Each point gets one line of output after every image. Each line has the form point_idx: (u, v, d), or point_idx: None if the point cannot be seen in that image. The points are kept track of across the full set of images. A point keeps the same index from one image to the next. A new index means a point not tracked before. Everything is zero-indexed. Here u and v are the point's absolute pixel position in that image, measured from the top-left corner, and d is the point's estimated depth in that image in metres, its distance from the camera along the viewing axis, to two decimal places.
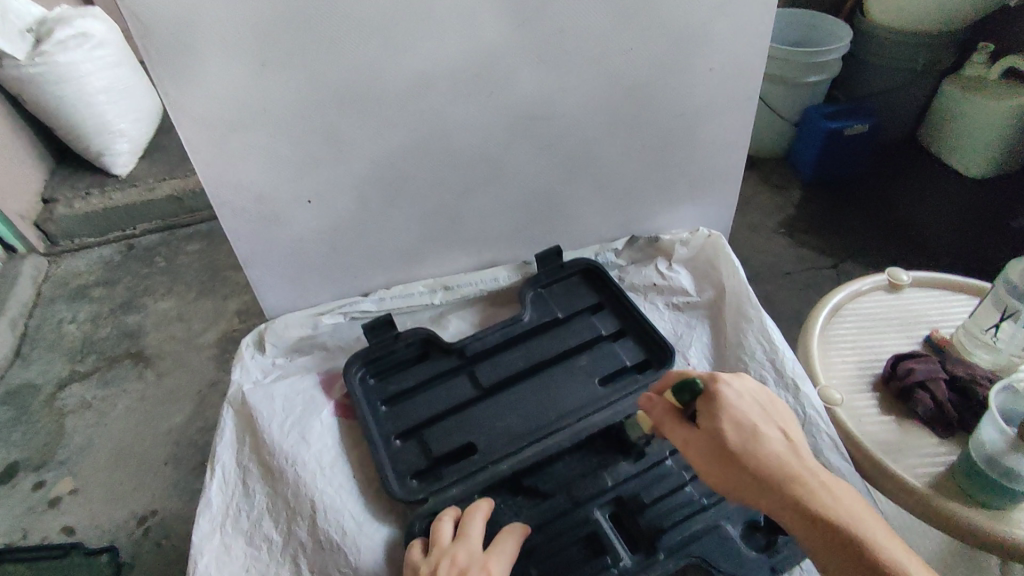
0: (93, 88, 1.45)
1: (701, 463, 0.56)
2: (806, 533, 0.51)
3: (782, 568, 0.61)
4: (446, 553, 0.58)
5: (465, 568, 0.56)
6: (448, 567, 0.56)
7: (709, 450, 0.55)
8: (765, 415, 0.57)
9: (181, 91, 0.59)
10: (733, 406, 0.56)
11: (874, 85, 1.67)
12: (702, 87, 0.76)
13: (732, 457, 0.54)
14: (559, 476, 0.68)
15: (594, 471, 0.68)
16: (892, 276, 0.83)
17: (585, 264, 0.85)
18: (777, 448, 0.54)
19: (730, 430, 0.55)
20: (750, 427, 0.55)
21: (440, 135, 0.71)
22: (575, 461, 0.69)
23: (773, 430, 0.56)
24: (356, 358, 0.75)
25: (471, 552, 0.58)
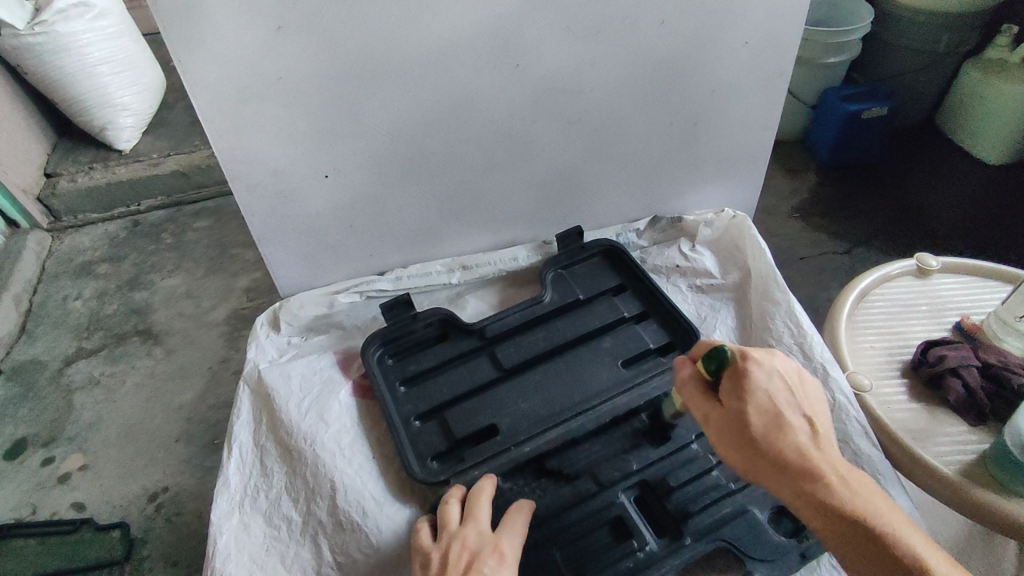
0: (93, 60, 1.42)
1: (719, 440, 0.54)
2: (818, 523, 0.50)
3: (810, 553, 0.61)
4: (455, 537, 0.57)
5: (476, 550, 0.55)
6: (458, 550, 0.55)
7: (727, 427, 0.53)
8: (790, 397, 0.53)
9: (194, 60, 0.56)
10: (758, 386, 0.53)
11: (893, 67, 1.63)
12: (731, 63, 0.74)
13: (751, 439, 0.51)
14: (582, 459, 0.68)
15: (618, 455, 0.68)
16: (922, 262, 0.81)
17: (607, 244, 0.83)
18: (800, 436, 0.51)
19: (751, 411, 0.52)
20: (774, 409, 0.52)
21: (464, 109, 0.68)
22: (598, 445, 0.69)
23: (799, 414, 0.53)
24: (374, 338, 0.74)
25: (480, 533, 0.57)
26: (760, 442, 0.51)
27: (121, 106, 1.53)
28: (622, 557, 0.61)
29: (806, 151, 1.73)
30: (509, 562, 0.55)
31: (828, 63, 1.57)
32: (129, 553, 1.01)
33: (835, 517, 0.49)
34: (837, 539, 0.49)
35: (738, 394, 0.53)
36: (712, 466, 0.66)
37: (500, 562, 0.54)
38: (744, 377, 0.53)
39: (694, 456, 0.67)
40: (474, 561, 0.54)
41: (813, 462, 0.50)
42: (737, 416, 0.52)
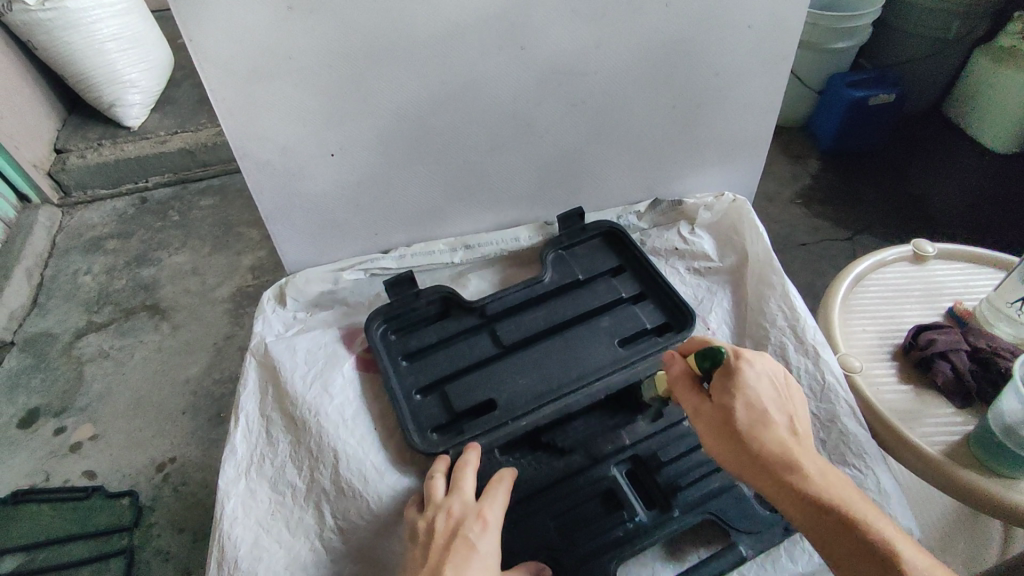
0: (103, 36, 1.43)
1: (709, 436, 0.56)
2: (802, 514, 0.51)
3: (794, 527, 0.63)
4: (440, 508, 0.59)
5: (462, 518, 0.58)
6: (444, 520, 0.58)
7: (715, 422, 0.55)
8: (776, 396, 0.56)
9: (205, 35, 0.57)
10: (748, 384, 0.55)
11: (902, 53, 1.62)
12: (736, 45, 0.74)
13: (738, 433, 0.53)
14: (577, 434, 0.70)
15: (612, 430, 0.70)
16: (918, 248, 0.82)
17: (608, 227, 0.84)
18: (782, 431, 0.54)
19: (739, 406, 0.54)
20: (760, 406, 0.54)
21: (469, 88, 0.69)
22: (593, 421, 0.71)
23: (782, 412, 0.55)
24: (378, 314, 0.75)
25: (465, 503, 0.60)
26: (746, 435, 0.53)
27: (130, 83, 1.54)
28: (613, 526, 0.63)
29: (810, 138, 1.73)
30: (494, 526, 0.57)
31: (836, 48, 1.57)
32: (138, 520, 1.04)
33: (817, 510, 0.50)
34: (821, 531, 0.49)
35: (725, 392, 0.55)
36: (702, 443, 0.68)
37: (484, 527, 0.57)
38: (733, 375, 0.55)
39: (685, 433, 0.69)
40: (459, 529, 0.57)
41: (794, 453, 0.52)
42: (726, 411, 0.54)
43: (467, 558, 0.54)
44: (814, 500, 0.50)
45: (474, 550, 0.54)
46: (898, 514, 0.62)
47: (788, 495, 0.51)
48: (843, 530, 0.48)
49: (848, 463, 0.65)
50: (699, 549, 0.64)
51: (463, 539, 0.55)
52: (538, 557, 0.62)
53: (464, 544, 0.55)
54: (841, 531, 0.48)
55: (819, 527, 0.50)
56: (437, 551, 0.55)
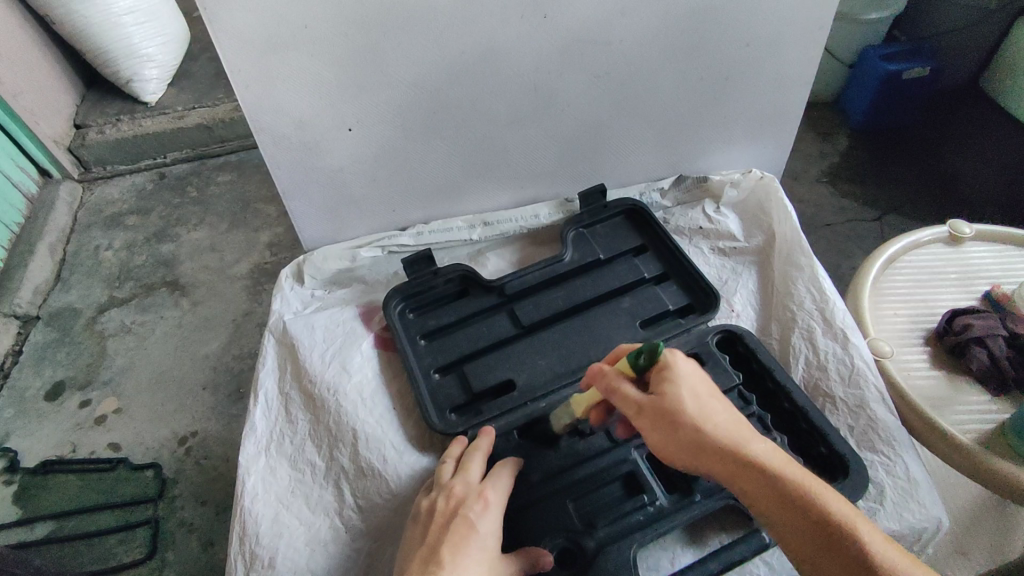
0: (119, 10, 1.43)
1: (651, 434, 0.52)
2: (761, 503, 0.47)
3: None
4: (443, 488, 0.59)
5: (463, 498, 0.57)
6: (445, 499, 0.57)
7: (653, 420, 0.52)
8: (711, 388, 0.53)
9: (219, 6, 0.56)
10: (683, 373, 0.52)
11: (940, 24, 1.55)
12: (769, 15, 0.71)
13: (677, 425, 0.50)
14: None
15: None
16: (953, 229, 0.78)
17: (631, 204, 0.82)
18: (724, 420, 0.51)
19: (680, 397, 0.51)
20: (699, 397, 0.51)
21: (490, 59, 0.67)
22: None
23: (723, 407, 0.52)
24: (395, 293, 0.75)
25: (467, 483, 0.59)
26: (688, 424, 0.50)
27: (147, 59, 1.53)
28: (633, 510, 0.62)
29: (839, 113, 1.67)
30: (495, 507, 0.57)
31: (868, 20, 1.51)
32: (162, 492, 1.06)
33: (780, 499, 0.46)
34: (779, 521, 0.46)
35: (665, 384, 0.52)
36: None
37: (486, 507, 0.56)
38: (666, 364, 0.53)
39: None
40: (460, 508, 0.56)
41: (741, 441, 0.50)
42: (664, 404, 0.51)
43: (466, 538, 0.53)
44: (772, 484, 0.47)
45: (473, 530, 0.54)
46: (927, 504, 0.59)
47: (746, 484, 0.48)
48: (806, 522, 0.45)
49: (877, 450, 0.63)
50: (721, 535, 0.62)
51: (463, 518, 0.55)
52: (558, 540, 0.61)
53: (464, 522, 0.55)
54: (802, 521, 0.45)
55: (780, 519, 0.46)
56: (436, 529, 0.55)
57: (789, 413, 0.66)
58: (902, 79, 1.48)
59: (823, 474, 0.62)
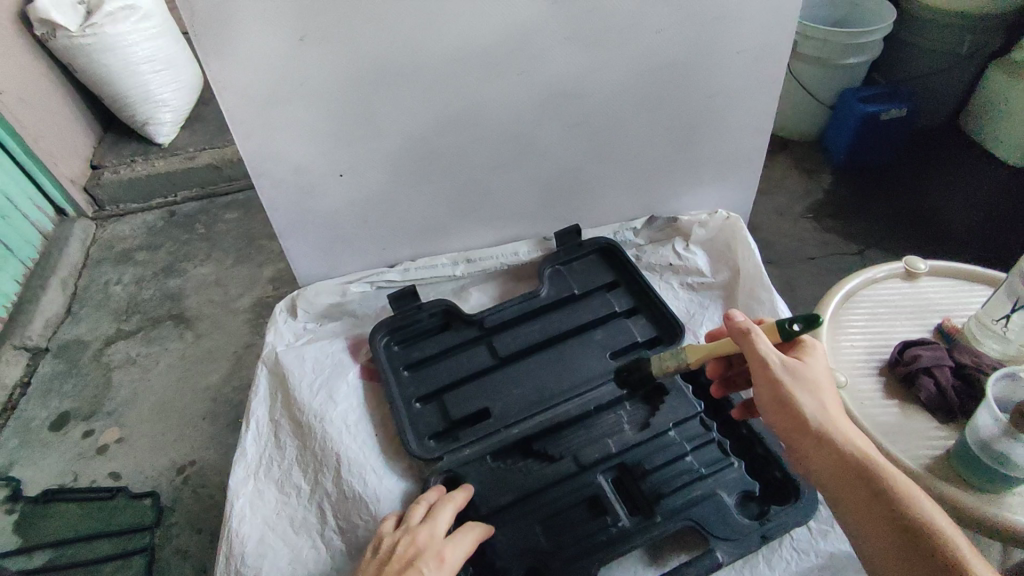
0: (138, 58, 1.52)
1: (763, 391, 0.58)
2: (851, 485, 0.52)
3: (772, 535, 0.64)
4: (409, 532, 0.60)
5: (422, 550, 0.58)
6: (406, 545, 0.59)
7: (777, 375, 0.57)
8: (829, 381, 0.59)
9: (223, 65, 0.62)
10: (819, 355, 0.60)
11: (915, 68, 1.63)
12: (729, 70, 0.77)
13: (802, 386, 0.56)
14: (568, 442, 0.72)
15: (601, 438, 0.72)
16: (910, 265, 0.82)
17: (605, 244, 0.87)
18: (831, 407, 0.57)
19: (814, 368, 0.58)
20: (824, 380, 0.59)
21: (472, 112, 0.74)
22: (583, 430, 0.73)
23: (833, 397, 0.58)
24: (381, 327, 0.79)
25: (432, 534, 0.60)
26: (809, 392, 0.57)
27: (162, 103, 1.63)
28: (598, 529, 0.66)
29: (822, 152, 1.74)
30: (450, 567, 0.58)
31: (847, 64, 1.57)
32: (158, 520, 1.09)
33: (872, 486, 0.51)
34: (868, 510, 0.51)
35: (802, 358, 0.60)
36: (686, 452, 0.70)
37: (439, 567, 0.57)
38: (807, 344, 0.61)
39: (671, 442, 0.71)
40: (417, 559, 0.57)
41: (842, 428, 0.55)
42: (797, 367, 0.58)
43: None
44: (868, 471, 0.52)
45: None
46: None
47: (839, 465, 0.53)
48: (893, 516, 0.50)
49: None
50: (679, 554, 0.66)
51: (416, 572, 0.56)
52: (526, 560, 0.64)
53: None
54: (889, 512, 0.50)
55: (866, 511, 0.51)
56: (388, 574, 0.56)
57: (746, 439, 0.72)
58: (880, 120, 1.55)
59: (777, 497, 0.68)
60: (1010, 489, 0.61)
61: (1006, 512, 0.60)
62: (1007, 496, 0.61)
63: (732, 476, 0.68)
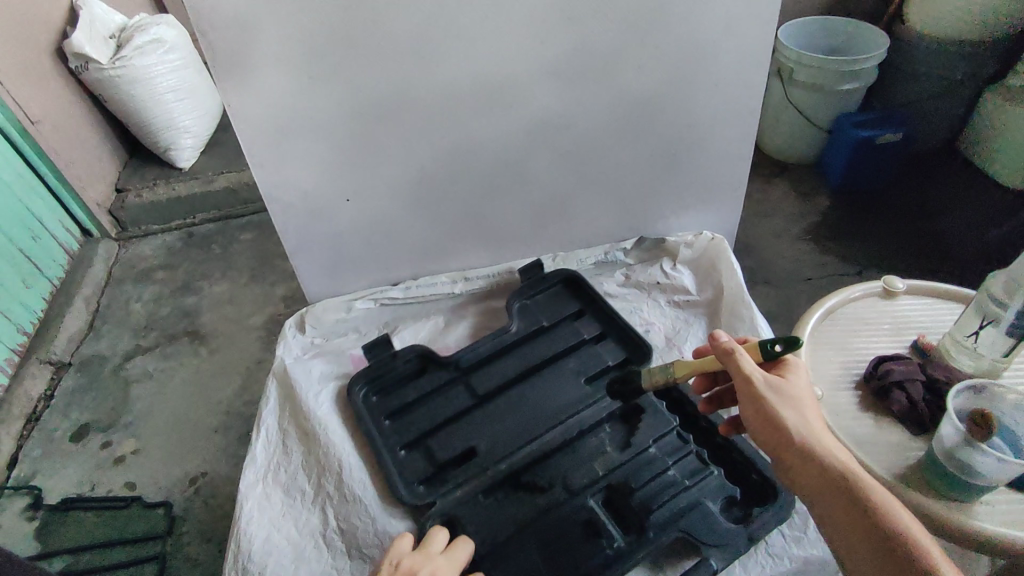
0: (163, 88, 1.62)
1: (748, 407, 0.60)
2: (832, 497, 0.54)
3: (759, 534, 0.68)
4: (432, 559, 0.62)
5: None
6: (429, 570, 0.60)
7: (761, 392, 0.59)
8: (812, 398, 0.61)
9: (240, 99, 0.68)
10: (803, 372, 0.62)
11: (909, 94, 1.67)
12: (709, 100, 0.82)
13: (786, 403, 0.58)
14: (554, 469, 0.76)
15: (588, 463, 0.76)
16: (888, 284, 0.85)
17: (566, 274, 0.93)
18: (813, 422, 0.59)
19: (796, 386, 0.60)
20: (806, 397, 0.61)
21: (467, 140, 0.79)
22: (567, 457, 0.77)
23: (816, 414, 0.60)
24: (358, 377, 0.83)
25: (448, 569, 0.62)
26: (793, 408, 0.59)
27: (184, 130, 1.72)
28: (594, 550, 0.69)
29: (819, 175, 1.78)
30: None
31: (841, 90, 1.62)
32: (170, 529, 1.13)
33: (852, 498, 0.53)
34: (849, 521, 0.52)
35: (785, 376, 0.62)
36: (668, 466, 0.74)
37: None
38: (790, 362, 0.63)
39: (653, 458, 0.75)
40: None
41: (824, 442, 0.57)
42: (779, 385, 0.60)
43: None
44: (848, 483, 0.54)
45: None
46: None
47: (821, 478, 0.55)
48: (871, 526, 0.51)
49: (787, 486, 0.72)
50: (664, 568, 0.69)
51: None
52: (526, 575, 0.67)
53: None
54: (869, 523, 0.51)
55: (847, 522, 0.53)
56: None
57: (721, 446, 0.76)
58: (874, 143, 1.59)
59: (755, 496, 0.72)
60: (978, 498, 0.64)
61: (976, 521, 0.62)
62: (976, 505, 0.64)
63: (713, 483, 0.73)
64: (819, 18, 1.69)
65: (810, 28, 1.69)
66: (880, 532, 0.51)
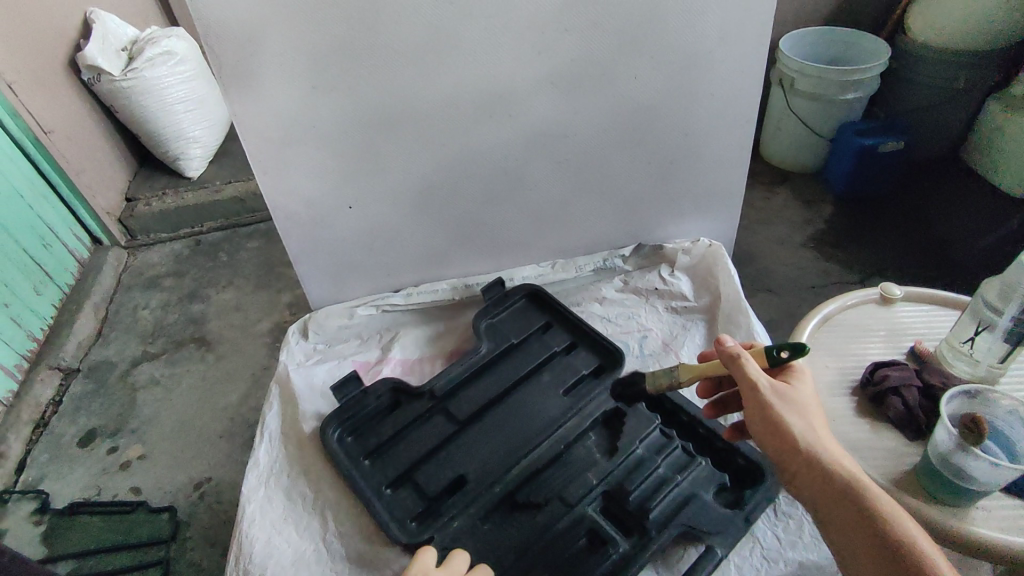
0: (173, 99, 1.66)
1: (753, 413, 0.60)
2: (837, 506, 0.54)
3: (753, 516, 0.70)
4: None
5: None
6: None
7: (767, 399, 0.59)
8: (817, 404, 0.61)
9: (245, 110, 0.70)
10: (808, 379, 0.62)
11: (911, 102, 1.68)
12: (705, 110, 0.84)
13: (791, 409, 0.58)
14: (548, 485, 0.75)
15: (580, 472, 0.76)
16: (885, 291, 0.86)
17: (529, 288, 0.93)
18: (819, 429, 0.58)
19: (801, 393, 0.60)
20: (811, 404, 0.61)
21: (467, 150, 0.81)
22: (559, 471, 0.76)
23: (821, 420, 0.60)
24: (331, 420, 0.80)
25: None
26: (798, 415, 0.58)
27: (193, 140, 1.74)
28: (600, 561, 0.68)
29: (822, 183, 1.79)
30: None
31: (843, 99, 1.62)
32: (174, 534, 1.14)
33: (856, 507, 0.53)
34: (855, 531, 0.53)
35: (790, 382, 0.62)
36: (657, 464, 0.75)
37: None
38: (795, 368, 0.63)
39: (641, 459, 0.76)
40: None
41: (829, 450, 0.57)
42: (785, 391, 0.60)
43: None
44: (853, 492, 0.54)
45: None
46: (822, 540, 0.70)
47: (826, 488, 0.55)
48: (876, 536, 0.52)
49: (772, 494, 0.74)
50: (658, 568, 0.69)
51: None
52: None
53: None
54: (873, 533, 0.52)
55: (852, 532, 0.53)
56: None
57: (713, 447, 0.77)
58: (876, 152, 1.60)
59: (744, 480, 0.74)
60: (974, 503, 0.64)
61: (972, 526, 0.62)
62: (972, 510, 0.64)
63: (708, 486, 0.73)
64: (820, 29, 1.70)
65: (812, 38, 1.71)
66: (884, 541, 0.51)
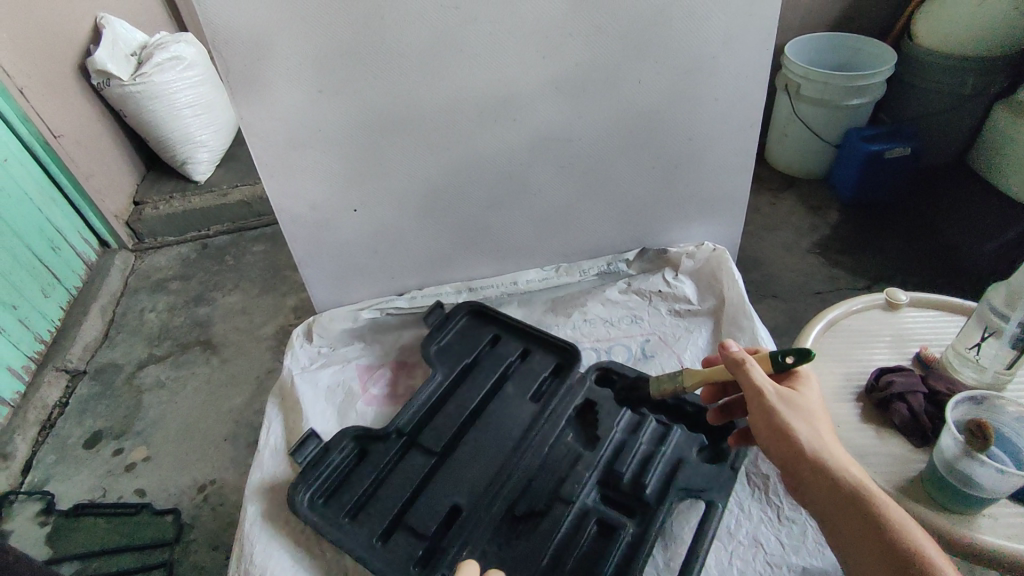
0: (181, 104, 1.67)
1: (758, 418, 0.60)
2: (844, 511, 0.54)
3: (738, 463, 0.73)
4: None
5: None
6: None
7: (771, 403, 0.59)
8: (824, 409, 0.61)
9: (252, 114, 0.71)
10: (815, 385, 0.62)
11: (917, 108, 1.68)
12: (709, 115, 0.84)
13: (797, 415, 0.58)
14: (540, 492, 0.73)
15: (570, 472, 0.75)
16: (890, 296, 0.85)
17: (470, 305, 0.94)
18: (825, 435, 0.58)
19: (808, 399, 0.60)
20: (819, 410, 0.60)
21: (471, 154, 0.81)
22: (548, 475, 0.75)
23: (827, 425, 0.60)
24: (298, 482, 0.73)
25: None
26: (804, 420, 0.58)
27: (200, 144, 1.76)
28: (614, 547, 0.68)
29: (827, 189, 1.78)
30: None
31: (849, 105, 1.62)
32: (178, 536, 1.14)
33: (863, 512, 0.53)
34: (863, 537, 0.52)
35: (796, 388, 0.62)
36: (640, 439, 0.76)
37: None
38: (802, 373, 0.63)
39: (622, 444, 0.77)
40: None
41: (835, 456, 0.57)
42: (790, 396, 0.60)
43: None
44: (858, 496, 0.54)
45: None
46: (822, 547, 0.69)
47: (832, 493, 0.55)
48: (883, 542, 0.51)
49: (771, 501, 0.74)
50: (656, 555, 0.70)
51: None
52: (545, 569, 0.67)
53: None
54: (879, 538, 0.51)
55: (858, 537, 0.52)
56: None
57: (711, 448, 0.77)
58: (882, 157, 1.59)
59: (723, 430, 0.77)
60: (980, 510, 0.63)
61: (977, 533, 0.62)
62: (978, 518, 0.63)
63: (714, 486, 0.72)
64: (825, 35, 1.70)
65: (817, 44, 1.71)
66: (891, 547, 0.51)
